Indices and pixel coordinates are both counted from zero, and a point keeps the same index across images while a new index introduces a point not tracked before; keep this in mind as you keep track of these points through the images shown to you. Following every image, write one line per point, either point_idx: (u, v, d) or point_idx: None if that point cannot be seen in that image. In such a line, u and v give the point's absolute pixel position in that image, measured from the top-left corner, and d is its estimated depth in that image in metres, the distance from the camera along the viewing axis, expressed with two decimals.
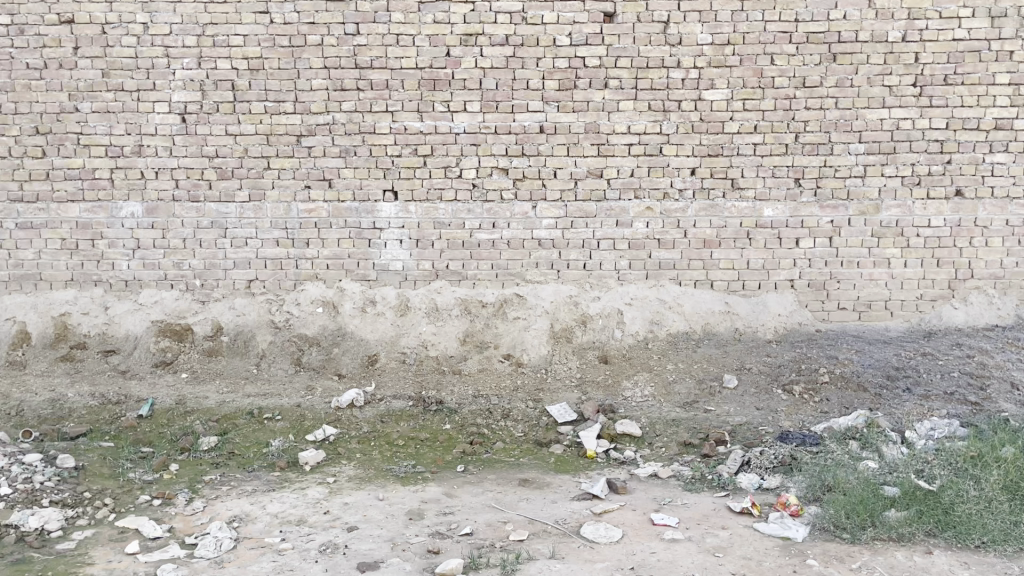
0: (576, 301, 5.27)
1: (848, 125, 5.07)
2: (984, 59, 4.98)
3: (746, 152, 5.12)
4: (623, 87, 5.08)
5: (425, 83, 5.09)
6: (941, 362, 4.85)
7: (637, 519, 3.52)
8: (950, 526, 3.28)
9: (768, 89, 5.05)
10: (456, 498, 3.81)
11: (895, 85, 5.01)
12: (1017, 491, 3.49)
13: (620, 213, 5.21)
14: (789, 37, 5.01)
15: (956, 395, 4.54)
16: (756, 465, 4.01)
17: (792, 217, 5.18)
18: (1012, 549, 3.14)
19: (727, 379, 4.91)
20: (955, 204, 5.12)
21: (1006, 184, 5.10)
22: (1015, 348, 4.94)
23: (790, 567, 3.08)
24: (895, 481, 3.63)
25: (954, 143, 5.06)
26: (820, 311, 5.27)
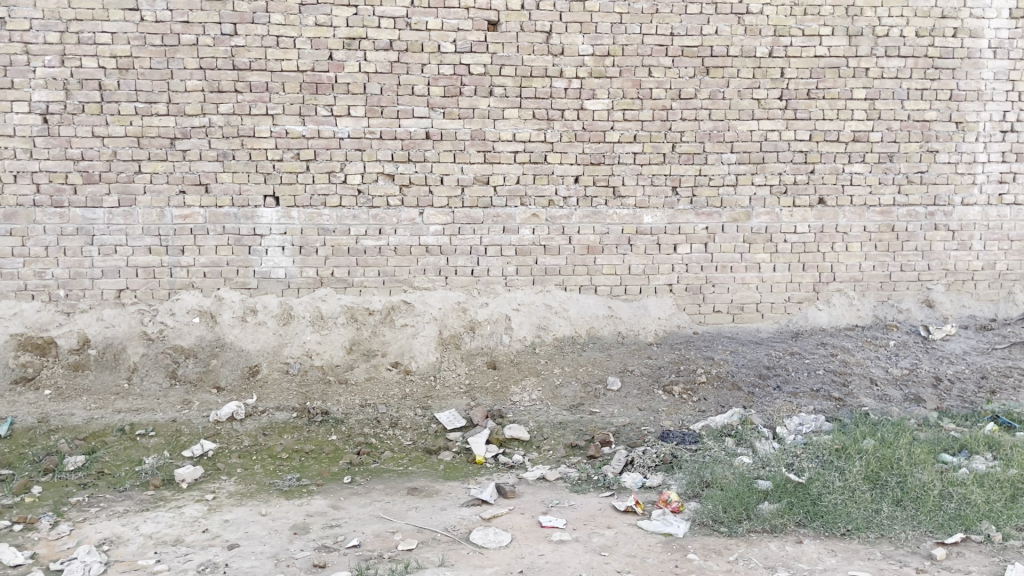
0: (464, 308, 5.27)
1: (720, 135, 5.30)
2: (843, 75, 5.31)
3: (626, 161, 5.28)
4: (508, 95, 5.14)
5: (307, 86, 4.99)
6: (808, 360, 5.13)
7: (526, 522, 3.56)
8: (818, 516, 3.47)
9: (646, 100, 5.23)
10: (343, 509, 3.74)
11: (763, 98, 5.28)
12: (877, 480, 3.72)
13: (506, 220, 5.26)
14: (666, 50, 5.19)
15: (822, 392, 4.82)
16: (639, 463, 4.13)
17: (670, 224, 5.37)
18: (873, 536, 3.35)
19: (612, 382, 5.03)
20: (818, 211, 5.43)
21: (863, 193, 5.45)
22: (872, 346, 5.29)
23: (673, 562, 3.18)
24: (768, 475, 3.81)
25: (817, 154, 5.37)
26: (697, 314, 5.48)
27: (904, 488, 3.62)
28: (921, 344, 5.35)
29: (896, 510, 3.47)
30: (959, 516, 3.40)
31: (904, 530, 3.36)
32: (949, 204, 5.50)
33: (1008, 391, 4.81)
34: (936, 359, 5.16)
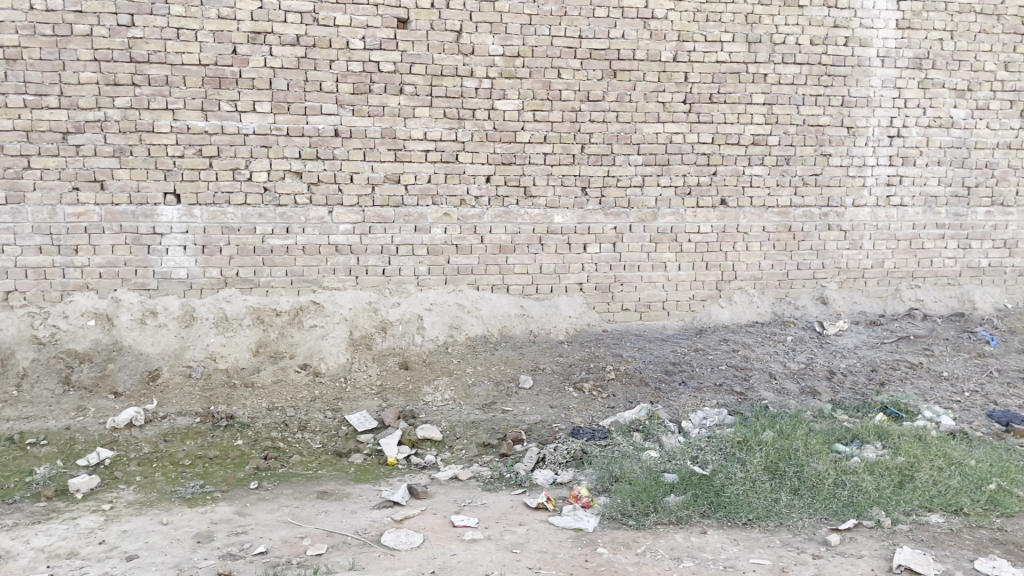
0: (375, 308, 5.21)
1: (627, 137, 5.41)
2: (743, 80, 5.50)
3: (536, 161, 5.33)
4: (418, 93, 5.11)
5: (209, 81, 4.84)
6: (711, 356, 5.29)
7: (438, 522, 3.55)
8: (721, 507, 3.59)
9: (556, 101, 5.29)
10: (249, 516, 3.65)
11: (668, 102, 5.43)
12: (777, 471, 3.86)
13: (417, 219, 5.23)
14: (575, 53, 5.27)
15: (724, 386, 4.98)
16: (550, 460, 4.17)
17: (580, 224, 5.45)
18: (773, 524, 3.48)
19: (523, 380, 5.06)
20: (720, 212, 5.61)
21: (762, 194, 5.65)
22: (771, 342, 5.50)
23: (583, 556, 3.22)
24: (674, 469, 3.91)
25: (719, 156, 5.55)
26: (606, 312, 5.58)
27: (801, 478, 3.78)
28: (816, 340, 5.59)
29: (793, 499, 3.62)
30: (852, 503, 3.56)
31: (801, 518, 3.50)
32: (841, 205, 5.76)
33: (896, 383, 5.07)
34: (830, 354, 5.40)
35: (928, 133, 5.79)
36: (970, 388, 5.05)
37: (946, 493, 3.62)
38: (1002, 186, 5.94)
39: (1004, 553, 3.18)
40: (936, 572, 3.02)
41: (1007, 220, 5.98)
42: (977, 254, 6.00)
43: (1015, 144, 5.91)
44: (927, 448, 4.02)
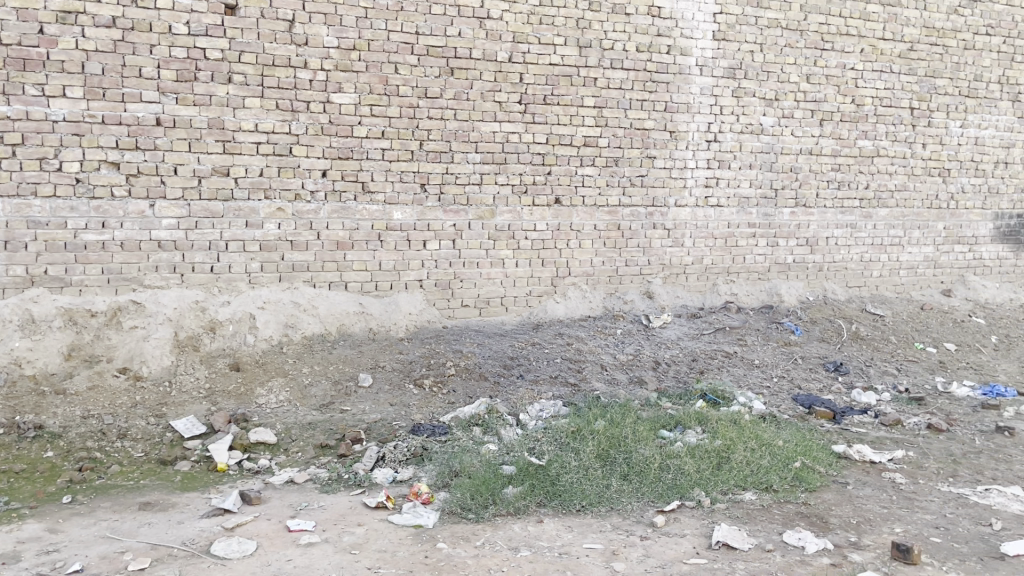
0: (203, 307, 4.95)
1: (465, 135, 5.47)
2: (574, 83, 5.70)
3: (374, 157, 5.27)
4: (249, 83, 4.91)
5: (12, 62, 4.43)
6: (547, 350, 5.44)
7: (273, 528, 3.43)
8: (556, 495, 3.71)
9: (393, 96, 5.25)
10: (61, 533, 3.37)
11: (504, 101, 5.53)
12: (608, 458, 4.04)
13: (249, 214, 5.03)
14: (411, 49, 5.25)
15: (559, 378, 5.13)
16: (389, 459, 4.14)
17: (418, 220, 5.44)
18: (604, 509, 3.64)
19: (363, 378, 4.93)
20: (555, 210, 5.78)
21: (594, 194, 5.88)
22: (603, 335, 5.73)
23: (422, 552, 3.22)
24: (511, 461, 4.00)
25: (553, 156, 5.72)
26: (446, 308, 5.61)
27: (630, 464, 3.97)
28: (643, 332, 5.88)
29: (623, 485, 3.79)
30: (675, 485, 3.79)
31: (630, 502, 3.68)
32: (665, 205, 6.10)
33: (714, 371, 5.43)
34: (656, 345, 5.70)
35: (741, 139, 6.23)
36: (778, 374, 5.49)
37: (758, 472, 3.92)
38: (805, 189, 6.49)
39: (808, 524, 3.48)
40: (750, 546, 3.26)
41: (809, 220, 6.54)
42: (784, 251, 6.52)
43: (815, 151, 6.46)
44: (741, 431, 4.34)
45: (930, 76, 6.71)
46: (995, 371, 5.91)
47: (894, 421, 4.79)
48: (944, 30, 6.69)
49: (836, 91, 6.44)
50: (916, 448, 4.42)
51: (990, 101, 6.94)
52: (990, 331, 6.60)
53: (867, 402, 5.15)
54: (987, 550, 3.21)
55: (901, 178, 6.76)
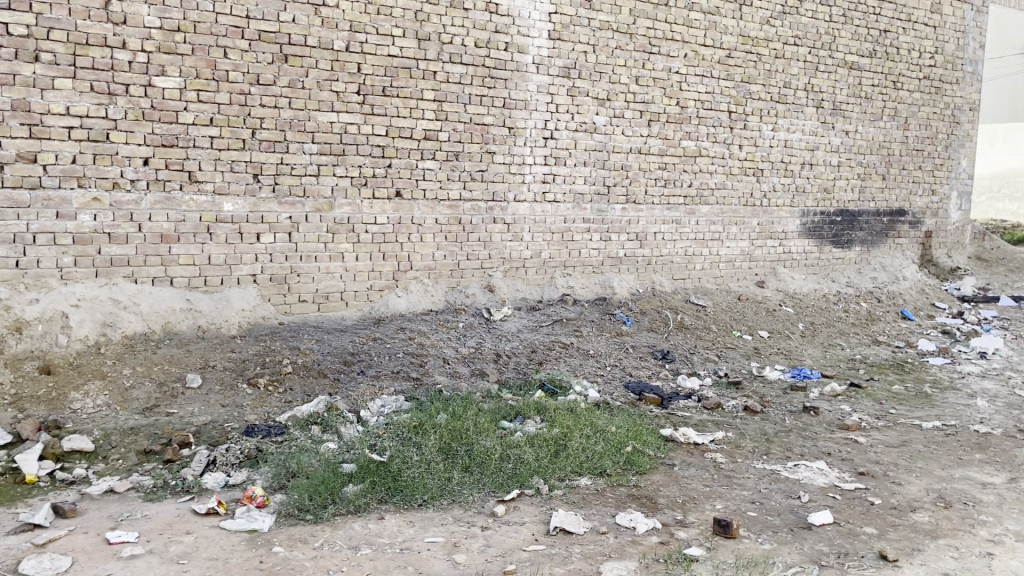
0: (7, 305, 4.51)
1: (300, 125, 5.30)
2: (414, 76, 5.66)
3: (202, 145, 5.00)
4: (59, 63, 4.54)
5: None
6: (388, 344, 5.37)
7: (90, 542, 3.18)
8: (397, 491, 3.68)
9: (222, 82, 5.01)
10: None
11: (341, 91, 5.41)
12: (449, 451, 4.05)
13: (60, 204, 4.64)
14: (242, 33, 5.03)
15: (401, 373, 5.09)
16: (221, 462, 3.95)
17: (251, 213, 5.22)
18: (446, 502, 3.64)
19: (191, 379, 4.66)
20: (395, 203, 5.72)
21: (435, 187, 5.87)
22: (445, 329, 5.73)
23: (257, 558, 3.10)
24: (352, 458, 3.92)
25: (393, 149, 5.66)
26: (282, 304, 5.42)
27: (471, 455, 4.00)
28: (484, 325, 5.93)
29: (465, 477, 3.82)
30: (515, 475, 3.85)
31: (471, 493, 3.71)
32: (504, 200, 6.18)
33: (552, 362, 5.57)
34: (496, 338, 5.78)
35: (576, 137, 6.43)
36: (611, 364, 5.72)
37: (593, 458, 4.06)
38: (635, 186, 6.78)
39: (639, 506, 3.64)
40: (585, 530, 3.37)
41: (638, 216, 6.85)
42: (616, 246, 6.79)
43: (644, 150, 6.77)
44: (578, 419, 4.48)
45: (746, 82, 7.20)
46: (802, 356, 6.45)
47: (715, 404, 5.11)
48: (757, 39, 7.20)
49: (662, 93, 6.78)
50: (735, 429, 4.74)
51: (797, 107, 7.54)
52: (798, 319, 7.18)
53: (692, 387, 5.47)
54: (796, 521, 3.50)
55: (721, 177, 7.22)
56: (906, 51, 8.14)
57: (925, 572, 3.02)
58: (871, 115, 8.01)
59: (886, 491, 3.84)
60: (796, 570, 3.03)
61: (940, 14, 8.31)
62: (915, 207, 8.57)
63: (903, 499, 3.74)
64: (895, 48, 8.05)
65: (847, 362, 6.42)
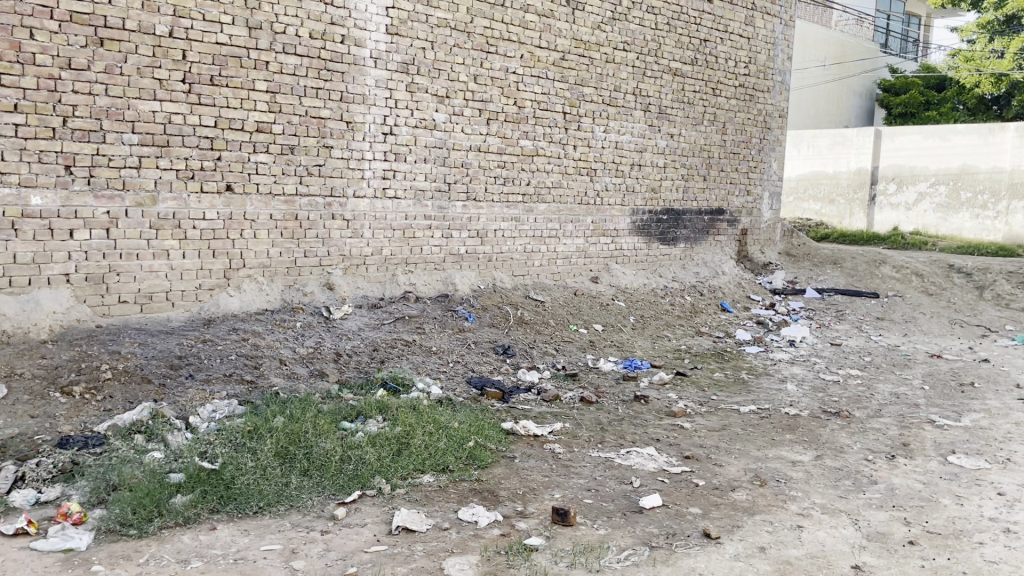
0: None
1: (119, 114, 4.96)
2: (244, 65, 5.43)
3: (5, 133, 4.57)
4: None
5: None
6: (220, 346, 5.12)
7: None
8: (231, 499, 3.52)
9: (28, 65, 4.60)
10: None
11: (165, 79, 5.11)
12: (287, 455, 3.93)
13: None
14: (50, 13, 4.64)
15: (234, 376, 4.86)
16: (31, 478, 3.62)
17: (64, 207, 4.82)
18: (282, 508, 3.52)
19: None
20: (226, 198, 5.47)
21: (268, 182, 5.66)
22: (281, 329, 5.54)
23: None
24: (180, 467, 3.71)
25: (222, 141, 5.41)
26: (100, 306, 5.04)
27: (310, 458, 3.90)
28: (323, 324, 5.78)
29: (303, 481, 3.71)
30: (356, 476, 3.79)
31: (310, 498, 3.61)
32: (343, 196, 6.06)
33: (394, 360, 5.53)
34: (336, 337, 5.66)
35: (416, 133, 6.40)
36: (453, 360, 5.75)
37: (435, 455, 4.06)
38: (475, 184, 6.84)
39: (480, 500, 3.68)
40: (427, 527, 3.37)
41: (479, 213, 6.92)
42: (457, 243, 6.82)
43: (483, 148, 6.84)
44: (420, 417, 4.47)
45: (579, 84, 7.44)
46: (633, 348, 6.76)
47: (554, 397, 5.26)
48: (589, 43, 7.46)
49: (500, 93, 6.88)
50: (572, 420, 4.90)
51: (627, 110, 7.88)
52: (630, 313, 7.52)
53: (531, 380, 5.60)
54: (628, 505, 3.66)
55: (557, 176, 7.42)
56: (724, 60, 8.71)
57: (743, 546, 3.25)
58: (694, 120, 8.51)
59: (709, 472, 4.10)
60: (629, 552, 3.17)
61: (753, 26, 8.95)
62: (733, 206, 9.20)
63: (724, 480, 4.00)
64: (714, 57, 8.59)
65: (674, 352, 6.80)
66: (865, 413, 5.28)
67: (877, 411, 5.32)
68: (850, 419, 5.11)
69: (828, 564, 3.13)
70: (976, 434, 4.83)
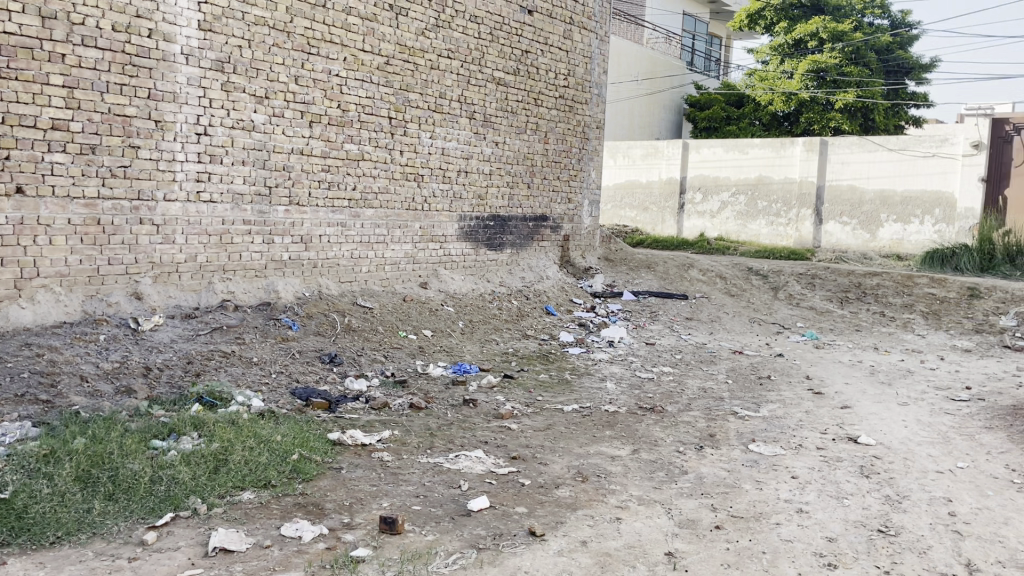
0: None
1: None
2: (37, 57, 5.00)
3: None
4: None
5: None
6: (10, 364, 4.66)
7: None
8: (23, 530, 3.20)
9: None
10: None
11: None
12: (88, 479, 3.63)
13: None
14: None
15: (27, 396, 4.43)
16: None
17: None
18: (85, 536, 3.24)
19: None
20: (16, 201, 5.00)
21: (66, 184, 5.22)
22: (83, 343, 5.12)
23: None
24: None
25: (11, 139, 4.95)
26: None
27: (116, 481, 3.62)
28: (130, 337, 5.40)
29: (108, 506, 3.44)
30: (168, 497, 3.56)
31: (115, 523, 3.35)
32: (152, 199, 5.69)
33: (210, 372, 5.25)
34: (145, 350, 5.30)
35: (233, 134, 6.12)
36: (276, 370, 5.55)
37: (256, 471, 3.89)
38: (298, 188, 6.64)
39: (304, 514, 3.57)
40: (247, 546, 3.22)
41: (302, 218, 6.72)
42: (279, 249, 6.59)
43: (306, 151, 6.66)
44: (239, 431, 4.28)
45: (403, 89, 7.42)
46: (462, 352, 6.81)
47: (382, 404, 5.20)
48: (414, 49, 7.46)
49: (323, 95, 6.73)
50: (400, 427, 4.86)
51: (452, 117, 7.94)
52: (458, 318, 7.57)
53: (359, 389, 5.50)
54: (456, 509, 3.68)
55: (383, 182, 7.36)
56: (545, 72, 8.99)
57: (566, 542, 3.36)
58: (517, 129, 8.72)
59: (534, 471, 4.20)
60: (457, 556, 3.19)
61: (571, 40, 9.30)
62: (556, 213, 9.50)
63: (549, 478, 4.12)
64: (535, 68, 8.84)
65: (501, 356, 6.92)
66: (677, 407, 5.62)
67: (687, 405, 5.67)
68: (663, 414, 5.41)
69: (644, 552, 3.29)
70: (773, 423, 5.27)
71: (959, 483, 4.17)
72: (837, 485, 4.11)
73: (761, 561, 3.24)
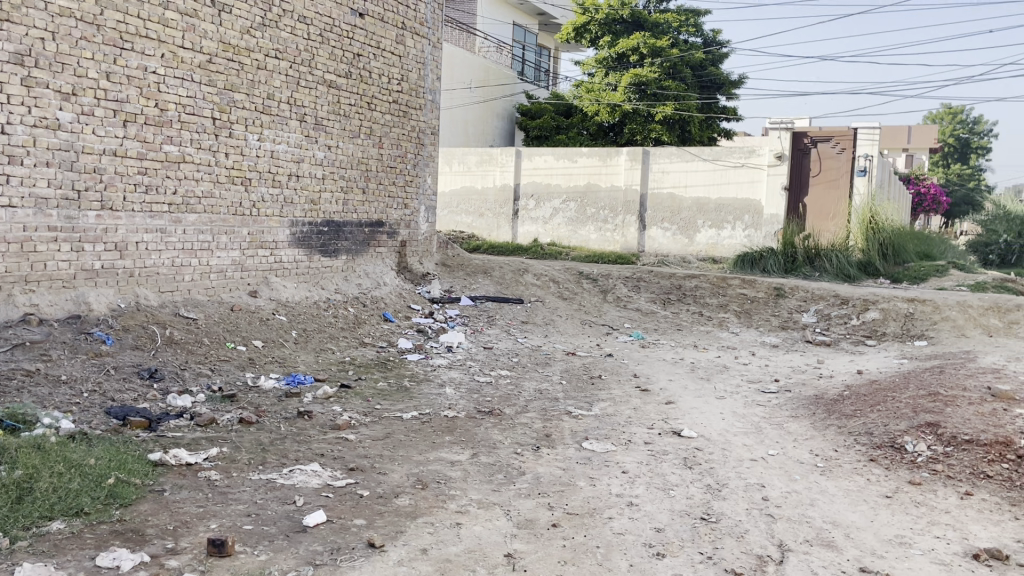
0: None
1: None
2: None
3: None
4: None
5: None
6: None
7: None
8: None
9: None
10: None
11: None
12: None
13: None
14: None
15: None
16: None
17: None
18: None
19: None
20: None
21: None
22: None
23: None
24: None
25: None
26: None
27: None
28: None
29: None
30: None
31: None
32: None
33: (11, 394, 4.78)
34: None
35: (35, 133, 5.61)
36: (89, 389, 5.13)
37: (65, 498, 3.57)
38: (110, 191, 6.18)
39: (123, 542, 3.31)
40: None
41: (116, 224, 6.26)
42: (90, 257, 6.09)
43: (120, 152, 6.21)
44: (46, 456, 3.91)
45: (228, 89, 7.10)
46: (295, 363, 6.60)
47: (208, 420, 4.93)
48: (238, 48, 7.16)
49: (138, 93, 6.30)
50: (229, 443, 4.63)
51: (281, 119, 7.68)
52: (291, 327, 7.32)
53: (183, 405, 5.19)
54: (291, 526, 3.55)
55: (207, 185, 7.00)
56: (377, 75, 8.89)
57: (406, 551, 3.32)
58: (350, 132, 8.56)
59: (372, 482, 4.14)
60: None
61: (404, 45, 9.26)
62: (391, 218, 9.41)
63: (388, 488, 4.06)
64: (367, 71, 8.73)
65: (337, 365, 6.76)
66: (514, 409, 5.71)
67: (523, 407, 5.79)
68: (501, 417, 5.49)
69: (484, 556, 3.32)
70: (603, 421, 5.47)
71: (770, 469, 4.51)
72: (663, 477, 4.32)
73: (596, 555, 3.35)
